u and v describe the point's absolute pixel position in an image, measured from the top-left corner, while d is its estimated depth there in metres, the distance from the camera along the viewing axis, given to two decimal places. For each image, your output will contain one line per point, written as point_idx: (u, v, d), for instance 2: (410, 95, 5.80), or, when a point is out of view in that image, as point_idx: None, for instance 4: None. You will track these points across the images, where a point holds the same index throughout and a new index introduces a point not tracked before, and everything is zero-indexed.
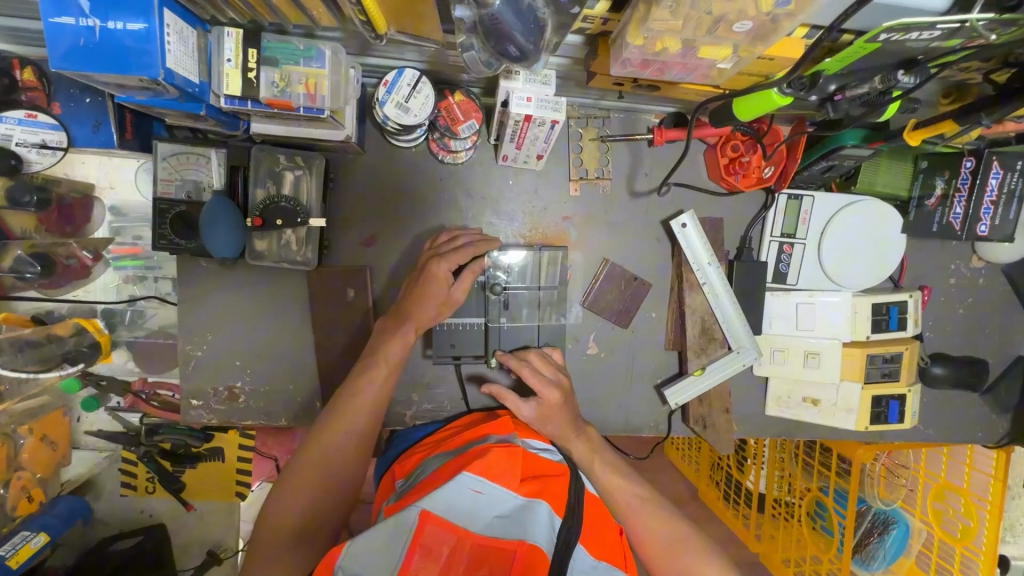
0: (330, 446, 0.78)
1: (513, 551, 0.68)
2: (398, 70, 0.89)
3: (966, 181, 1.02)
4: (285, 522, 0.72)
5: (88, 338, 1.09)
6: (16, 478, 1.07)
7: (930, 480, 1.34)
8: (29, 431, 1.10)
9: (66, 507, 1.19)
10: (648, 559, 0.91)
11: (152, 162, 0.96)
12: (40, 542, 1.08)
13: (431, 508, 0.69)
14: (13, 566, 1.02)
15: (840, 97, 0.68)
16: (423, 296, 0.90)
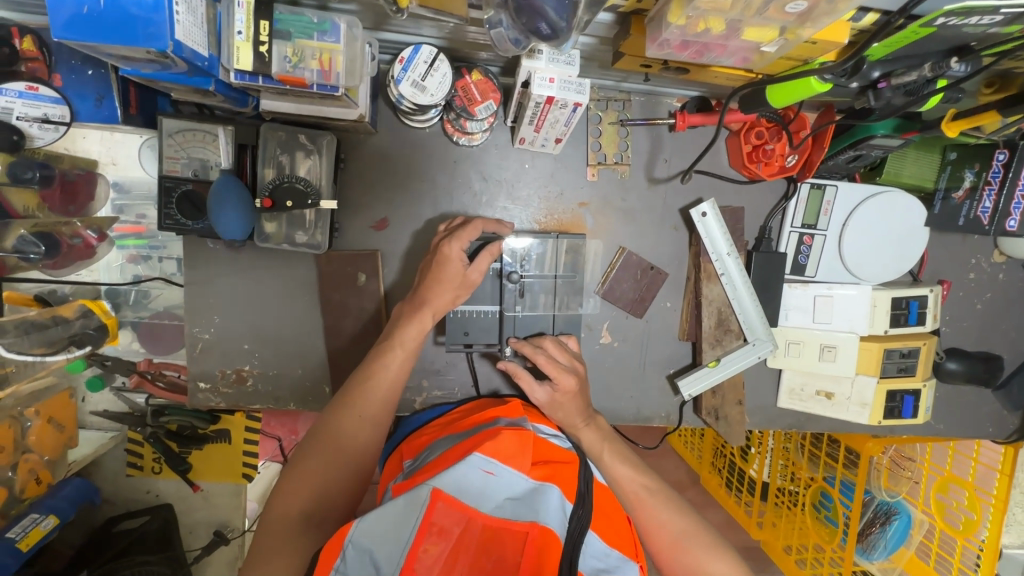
0: (341, 432, 0.76)
1: (526, 533, 0.69)
2: (415, 46, 0.85)
3: (997, 174, 0.97)
4: (291, 508, 0.69)
5: (95, 321, 1.11)
6: (23, 460, 1.05)
7: (933, 473, 1.35)
8: (36, 413, 1.08)
9: (73, 490, 1.19)
10: (654, 548, 0.89)
11: (158, 138, 0.93)
12: (49, 524, 1.08)
13: (442, 486, 0.70)
14: (21, 550, 1.02)
15: (884, 84, 0.65)
16: (439, 280, 0.86)
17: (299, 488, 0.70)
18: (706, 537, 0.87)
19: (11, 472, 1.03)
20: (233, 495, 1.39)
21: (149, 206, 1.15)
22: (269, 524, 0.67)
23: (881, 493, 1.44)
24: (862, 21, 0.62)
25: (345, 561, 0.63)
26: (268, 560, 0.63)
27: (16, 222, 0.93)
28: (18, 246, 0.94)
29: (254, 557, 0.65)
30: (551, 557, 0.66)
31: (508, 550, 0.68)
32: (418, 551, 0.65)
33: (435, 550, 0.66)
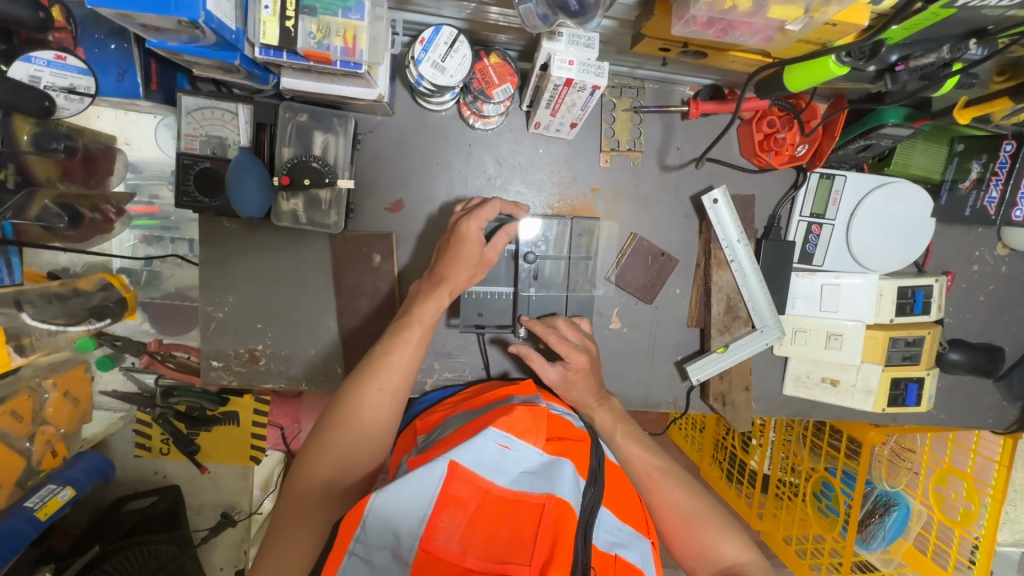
0: (364, 406, 0.76)
1: (542, 505, 0.69)
2: (435, 28, 0.86)
3: (1004, 165, 0.99)
4: (314, 479, 0.72)
5: (115, 295, 1.06)
6: (42, 431, 0.98)
7: (932, 465, 1.37)
8: (53, 384, 1.00)
9: (89, 463, 1.10)
10: (665, 529, 0.90)
11: (177, 115, 0.94)
12: (67, 496, 1.01)
13: (458, 458, 0.71)
14: (41, 520, 0.95)
15: (902, 67, 0.67)
16: (456, 257, 0.87)
17: (322, 460, 0.73)
18: (716, 517, 0.88)
19: (29, 443, 0.95)
20: (240, 478, 1.39)
21: (162, 186, 1.17)
22: (294, 493, 0.71)
23: (882, 484, 1.45)
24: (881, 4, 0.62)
25: (365, 529, 0.65)
26: (294, 527, 0.69)
27: (42, 189, 0.86)
28: (42, 216, 0.87)
29: (282, 524, 0.70)
30: (566, 529, 0.66)
31: (524, 521, 0.68)
32: (435, 520, 0.66)
33: (451, 520, 0.67)
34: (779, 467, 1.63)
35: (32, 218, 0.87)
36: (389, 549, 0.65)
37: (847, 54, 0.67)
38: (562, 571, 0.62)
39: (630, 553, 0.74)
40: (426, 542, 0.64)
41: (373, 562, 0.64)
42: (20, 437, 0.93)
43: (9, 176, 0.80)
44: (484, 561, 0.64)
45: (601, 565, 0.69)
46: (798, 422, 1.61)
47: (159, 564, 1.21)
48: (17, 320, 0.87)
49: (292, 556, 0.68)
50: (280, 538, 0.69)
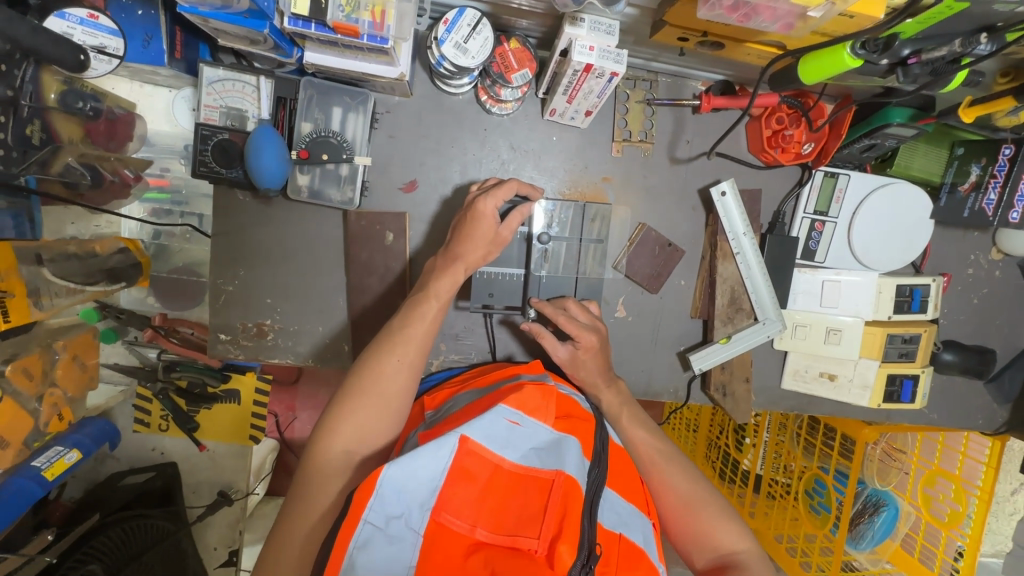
0: (384, 376, 0.76)
1: (551, 482, 0.68)
2: (459, 9, 0.88)
3: (1002, 168, 1.01)
4: (334, 446, 0.72)
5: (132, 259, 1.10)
6: (50, 393, 0.95)
7: (922, 466, 1.38)
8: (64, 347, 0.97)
9: (96, 428, 1.10)
10: (664, 516, 0.87)
11: (198, 86, 0.95)
12: (73, 458, 1.01)
13: (470, 433, 0.69)
14: (47, 480, 0.94)
15: (914, 60, 0.70)
16: (471, 234, 0.89)
17: (341, 429, 0.73)
18: (716, 504, 0.85)
19: (38, 403, 0.92)
20: (238, 457, 1.39)
21: (175, 161, 1.17)
22: (313, 460, 0.71)
23: (874, 483, 1.47)
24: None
25: (381, 498, 0.62)
26: (313, 494, 0.69)
27: (65, 147, 0.84)
28: (64, 173, 0.85)
29: (299, 490, 0.70)
30: (575, 506, 0.65)
31: (533, 496, 0.67)
32: (446, 493, 0.65)
33: (462, 493, 0.66)
34: (766, 466, 1.65)
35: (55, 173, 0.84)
36: (402, 519, 0.62)
37: (862, 45, 0.70)
38: (569, 548, 0.62)
39: (634, 534, 0.71)
40: (436, 514, 0.63)
41: (388, 532, 0.62)
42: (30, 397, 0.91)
43: (35, 133, 0.75)
44: (493, 535, 0.64)
45: (605, 546, 0.67)
46: (791, 420, 1.61)
47: (156, 538, 1.20)
48: (37, 274, 0.90)
49: (309, 521, 0.68)
50: (298, 504, 0.69)
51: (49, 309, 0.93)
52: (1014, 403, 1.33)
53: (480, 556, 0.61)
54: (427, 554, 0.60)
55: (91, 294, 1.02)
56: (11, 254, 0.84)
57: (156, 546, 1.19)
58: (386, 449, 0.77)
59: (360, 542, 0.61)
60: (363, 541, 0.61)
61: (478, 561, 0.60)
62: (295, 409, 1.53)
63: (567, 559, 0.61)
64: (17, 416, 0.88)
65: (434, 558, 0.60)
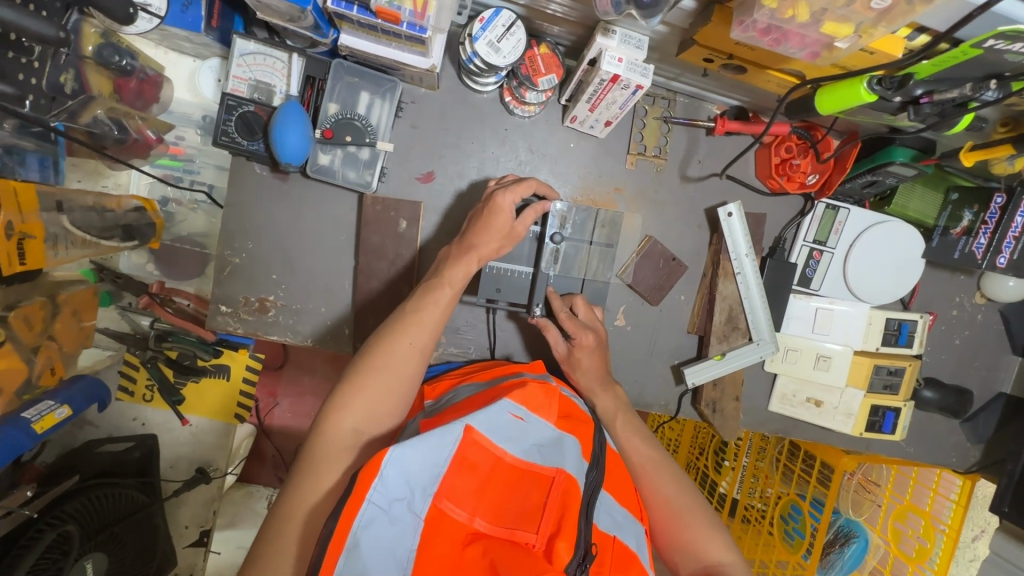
0: (395, 358, 0.77)
1: (552, 479, 0.69)
2: (496, 10, 0.91)
3: (994, 215, 1.05)
4: (342, 423, 0.72)
5: (147, 219, 1.12)
6: (46, 346, 0.95)
7: (893, 501, 1.39)
8: (66, 303, 0.98)
9: (89, 385, 1.06)
10: (653, 525, 0.86)
11: (229, 56, 0.96)
12: (63, 415, 0.96)
13: (474, 424, 0.70)
14: (37, 433, 0.90)
15: (925, 100, 0.73)
16: (488, 226, 0.91)
17: (349, 407, 0.73)
18: (705, 516, 0.84)
19: (33, 356, 0.92)
20: (221, 435, 1.36)
21: (190, 130, 1.17)
22: (320, 438, 0.71)
23: (846, 513, 1.47)
24: (914, 41, 0.70)
25: (384, 481, 0.62)
26: (319, 471, 0.68)
27: (95, 99, 0.87)
28: (92, 126, 0.86)
29: (304, 467, 0.69)
30: (574, 505, 0.66)
31: (532, 492, 0.68)
32: (448, 481, 0.65)
33: (463, 483, 0.66)
34: (743, 491, 1.66)
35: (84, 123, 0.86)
36: (405, 502, 0.62)
37: (879, 82, 0.74)
38: (568, 545, 0.62)
39: (627, 537, 0.71)
40: (438, 500, 0.64)
41: (390, 514, 0.61)
42: (26, 348, 0.90)
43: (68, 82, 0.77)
44: (492, 526, 0.64)
45: (601, 546, 0.67)
46: (772, 445, 1.62)
47: (130, 510, 1.17)
48: (57, 221, 0.87)
49: (312, 499, 0.66)
50: (301, 481, 0.67)
51: (63, 256, 0.91)
52: (987, 444, 1.37)
53: (478, 546, 0.61)
54: (427, 539, 0.60)
55: (104, 247, 1.04)
56: (34, 196, 0.80)
57: (127, 518, 1.16)
58: (391, 433, 0.77)
59: (363, 521, 0.59)
60: (367, 521, 0.60)
61: (476, 550, 0.61)
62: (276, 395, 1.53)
63: (565, 557, 0.61)
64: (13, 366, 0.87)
65: (434, 544, 0.60)
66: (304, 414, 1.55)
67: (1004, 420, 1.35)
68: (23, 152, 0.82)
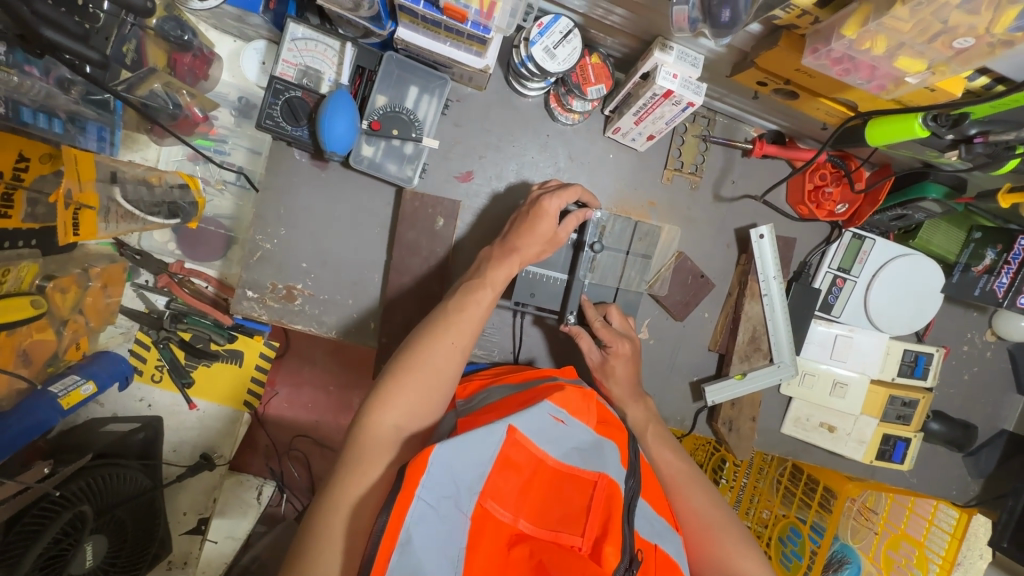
0: (438, 357, 0.78)
1: (594, 483, 0.68)
2: (555, 16, 0.91)
3: (1017, 256, 1.08)
4: (385, 419, 0.72)
5: (190, 197, 1.12)
6: (73, 319, 1.07)
7: (886, 530, 1.37)
8: (98, 275, 1.09)
9: (112, 362, 1.17)
10: (685, 539, 0.85)
11: (281, 39, 0.95)
12: (88, 390, 1.10)
13: (517, 424, 0.69)
14: (64, 408, 1.05)
15: (980, 139, 0.75)
16: (532, 230, 0.92)
17: (392, 404, 0.73)
18: (736, 530, 0.85)
19: (61, 327, 1.04)
20: (228, 421, 1.33)
21: (224, 111, 1.15)
22: (363, 432, 0.71)
23: (843, 540, 1.44)
24: (975, 82, 0.70)
25: (431, 477, 0.61)
26: (363, 466, 0.68)
27: (155, 74, 0.94)
28: (148, 97, 0.95)
29: (349, 460, 0.69)
30: (618, 510, 0.66)
31: (574, 495, 0.68)
32: (493, 481, 0.65)
33: (507, 484, 0.66)
34: (740, 510, 1.60)
35: (140, 96, 0.94)
36: (452, 499, 0.61)
37: (933, 119, 0.74)
38: (615, 549, 0.62)
39: (668, 546, 0.71)
40: (483, 499, 0.63)
41: (439, 510, 0.60)
42: (58, 319, 1.03)
43: (129, 52, 0.84)
44: (537, 528, 0.64)
45: (644, 552, 0.67)
46: (776, 464, 1.53)
47: (133, 493, 1.15)
48: (108, 192, 0.95)
49: (358, 492, 0.67)
50: (346, 475, 0.68)
51: (112, 229, 0.98)
52: (987, 479, 1.39)
53: (524, 547, 0.61)
54: (474, 538, 0.60)
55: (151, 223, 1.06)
56: (91, 165, 0.89)
57: (130, 501, 1.14)
58: (430, 430, 0.77)
59: (414, 517, 0.58)
60: (417, 518, 0.58)
61: (522, 552, 0.60)
62: (275, 384, 1.49)
63: (613, 561, 0.61)
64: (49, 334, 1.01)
65: (481, 544, 0.60)
66: (302, 406, 1.52)
67: (1005, 455, 1.37)
68: (85, 120, 0.96)
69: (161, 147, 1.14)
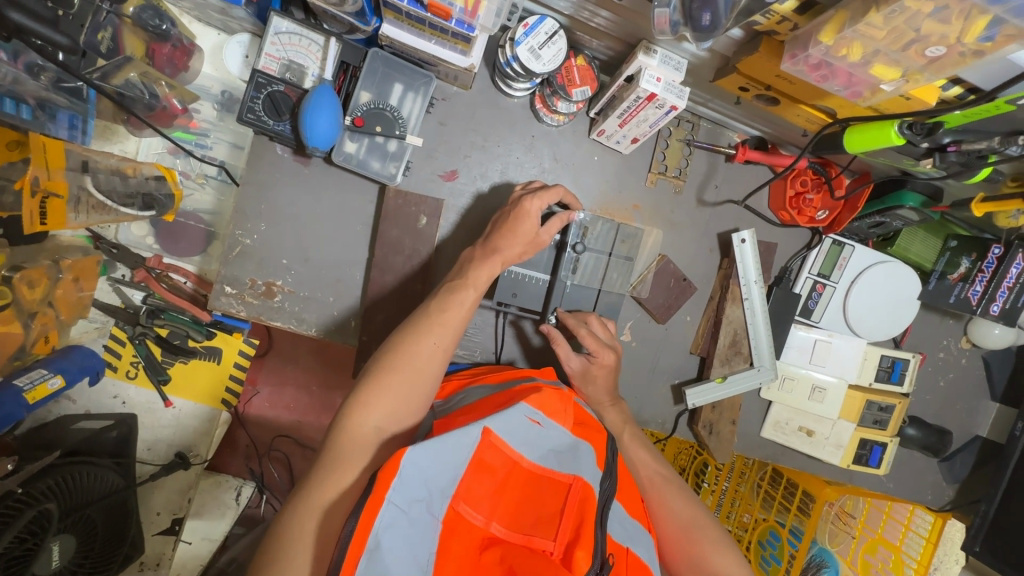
0: (420, 357, 0.77)
1: (568, 485, 0.68)
2: (540, 17, 0.91)
3: (990, 264, 1.10)
4: (366, 421, 0.71)
5: (165, 188, 1.10)
6: (43, 312, 1.05)
7: (864, 534, 1.41)
8: (68, 267, 1.07)
9: (83, 356, 1.15)
10: (660, 542, 0.86)
11: (264, 33, 0.94)
12: (56, 385, 1.07)
13: (493, 426, 0.69)
14: (29, 402, 1.03)
15: (953, 148, 0.77)
16: (514, 231, 0.92)
17: (373, 404, 0.72)
18: (714, 532, 0.85)
19: (30, 321, 1.03)
20: (204, 420, 1.31)
21: (207, 104, 1.14)
22: (343, 433, 0.70)
23: (822, 543, 1.42)
24: (947, 93, 0.71)
25: (402, 481, 0.61)
26: (342, 467, 0.68)
27: (130, 62, 0.93)
28: (124, 87, 0.95)
29: (328, 461, 0.69)
30: (591, 514, 0.66)
31: (549, 498, 0.67)
32: (466, 484, 0.64)
33: (481, 486, 0.65)
34: (721, 514, 1.59)
35: (116, 86, 0.93)
36: (424, 503, 0.61)
37: (909, 126, 0.76)
38: (586, 554, 0.61)
39: (639, 549, 0.71)
40: (455, 503, 0.63)
41: (410, 514, 0.60)
42: (25, 312, 1.01)
43: (105, 40, 0.86)
44: (510, 531, 0.64)
45: (616, 555, 0.68)
46: (756, 468, 1.53)
47: (103, 492, 1.12)
48: (78, 182, 0.94)
49: (333, 494, 0.66)
50: (323, 476, 0.67)
51: (82, 219, 0.98)
52: (962, 484, 1.40)
53: (496, 551, 0.61)
54: (445, 541, 0.60)
55: (124, 215, 1.09)
56: (60, 153, 0.89)
57: (101, 501, 1.11)
58: (412, 431, 0.77)
59: (384, 522, 0.58)
60: (387, 523, 0.58)
61: (493, 556, 0.60)
62: (256, 383, 1.47)
63: (583, 565, 0.61)
64: (16, 327, 0.98)
65: (453, 547, 0.59)
66: (282, 406, 1.50)
67: (979, 461, 1.39)
68: (55, 108, 0.94)
69: (140, 139, 1.12)
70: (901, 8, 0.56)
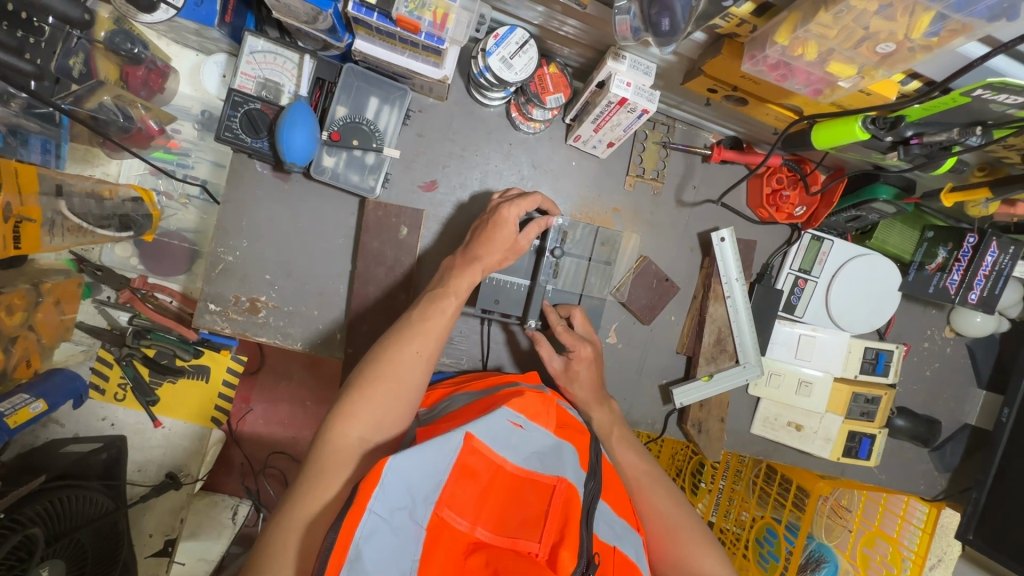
0: (402, 366, 0.77)
1: (552, 487, 0.69)
2: (511, 28, 0.93)
3: (966, 254, 1.12)
4: (348, 432, 0.72)
5: (144, 210, 1.13)
6: (23, 336, 1.05)
7: (860, 528, 1.31)
8: (48, 291, 1.06)
9: (66, 379, 1.15)
10: (648, 540, 0.86)
11: (239, 53, 0.95)
12: (38, 408, 1.07)
13: (475, 431, 0.69)
14: (8, 426, 1.01)
15: (915, 140, 0.79)
16: (492, 237, 0.94)
17: (356, 416, 0.73)
18: (700, 534, 0.85)
19: (10, 345, 1.02)
20: (195, 438, 1.31)
21: (187, 124, 1.16)
22: (326, 445, 0.71)
23: (818, 539, 1.37)
24: (907, 87, 0.73)
25: (385, 489, 0.61)
26: (326, 478, 0.68)
27: (103, 86, 0.95)
28: (97, 111, 0.96)
29: (311, 472, 0.69)
30: (576, 513, 0.66)
31: (533, 500, 0.68)
32: (449, 490, 0.65)
33: (465, 492, 0.66)
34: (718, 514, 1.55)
35: (90, 109, 0.94)
36: (407, 511, 0.61)
37: (872, 122, 0.78)
38: (571, 554, 0.62)
39: (627, 548, 0.72)
40: (439, 508, 0.63)
41: (392, 523, 0.60)
42: (5, 336, 1.01)
43: (76, 65, 0.88)
44: (495, 535, 0.64)
45: (603, 554, 0.68)
46: (749, 464, 1.49)
47: (92, 515, 1.12)
48: (55, 204, 0.95)
49: (315, 507, 0.66)
50: (306, 489, 0.67)
51: (59, 242, 0.98)
52: (953, 473, 1.41)
53: (480, 555, 0.61)
54: (429, 548, 0.59)
55: (100, 236, 1.08)
56: (33, 177, 0.89)
57: (90, 525, 1.11)
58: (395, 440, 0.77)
59: (365, 532, 0.57)
60: (367, 534, 0.57)
61: (479, 560, 0.60)
62: (249, 400, 1.46)
63: (568, 565, 0.61)
64: None
65: (436, 553, 0.59)
66: (276, 423, 1.50)
67: (968, 450, 1.40)
68: (28, 133, 0.94)
69: (120, 162, 1.14)
70: (848, 8, 0.58)
